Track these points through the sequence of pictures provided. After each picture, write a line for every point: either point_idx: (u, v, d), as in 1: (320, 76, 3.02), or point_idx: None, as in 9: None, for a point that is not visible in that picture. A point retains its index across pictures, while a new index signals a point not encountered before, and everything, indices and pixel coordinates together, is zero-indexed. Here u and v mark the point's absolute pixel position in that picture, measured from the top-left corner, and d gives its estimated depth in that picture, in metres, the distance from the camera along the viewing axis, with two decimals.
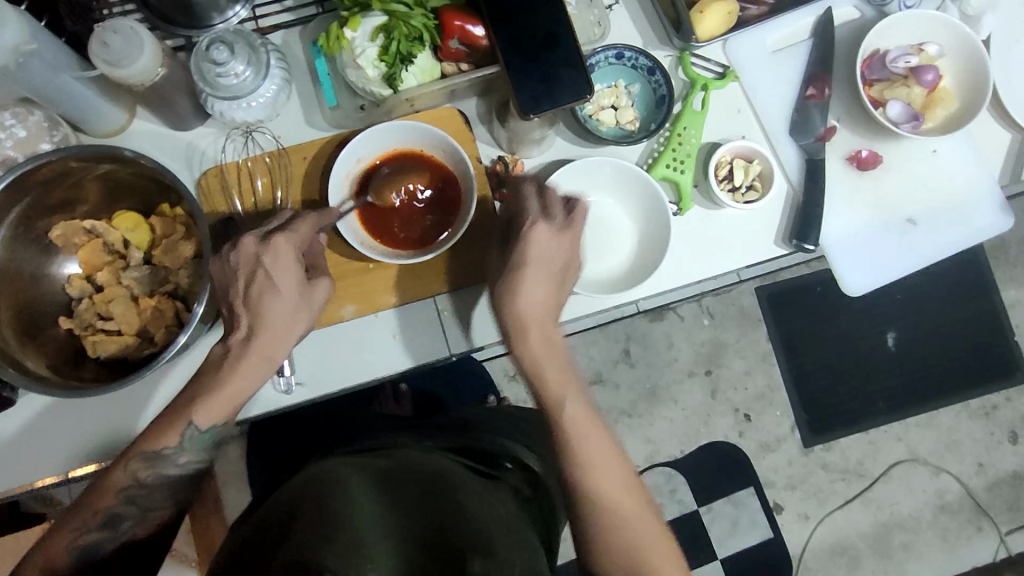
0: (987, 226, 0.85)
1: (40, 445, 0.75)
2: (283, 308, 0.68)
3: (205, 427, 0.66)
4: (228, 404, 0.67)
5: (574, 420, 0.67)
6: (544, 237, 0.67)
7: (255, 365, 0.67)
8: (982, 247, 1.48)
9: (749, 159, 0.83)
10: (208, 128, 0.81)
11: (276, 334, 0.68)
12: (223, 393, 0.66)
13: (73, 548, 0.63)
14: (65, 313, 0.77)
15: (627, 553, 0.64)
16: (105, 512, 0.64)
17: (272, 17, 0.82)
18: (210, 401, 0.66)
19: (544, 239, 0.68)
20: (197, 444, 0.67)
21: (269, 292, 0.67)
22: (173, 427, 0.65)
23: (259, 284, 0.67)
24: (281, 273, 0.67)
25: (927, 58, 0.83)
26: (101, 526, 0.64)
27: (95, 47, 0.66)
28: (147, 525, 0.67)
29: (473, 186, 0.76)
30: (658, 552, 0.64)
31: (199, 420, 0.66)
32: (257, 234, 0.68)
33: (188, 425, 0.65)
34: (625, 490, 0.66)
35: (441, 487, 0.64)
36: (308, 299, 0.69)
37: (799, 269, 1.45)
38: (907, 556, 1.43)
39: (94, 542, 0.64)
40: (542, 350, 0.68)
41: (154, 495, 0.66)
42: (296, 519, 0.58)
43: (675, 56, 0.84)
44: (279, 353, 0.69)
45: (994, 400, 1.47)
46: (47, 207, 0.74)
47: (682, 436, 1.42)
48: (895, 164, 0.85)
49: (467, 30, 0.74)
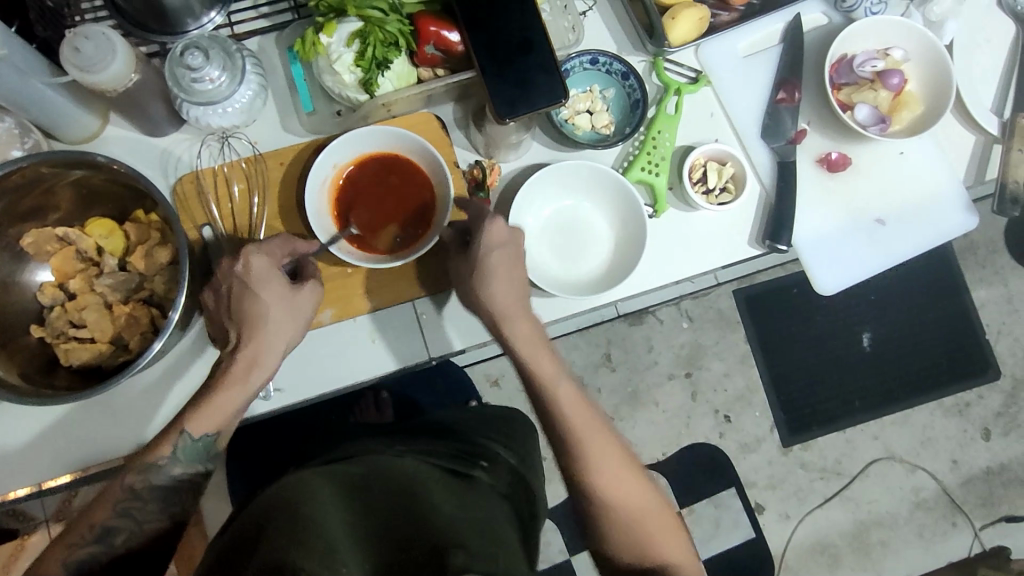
0: (953, 225, 0.88)
1: (13, 454, 0.73)
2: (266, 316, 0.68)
3: (199, 435, 0.65)
4: (222, 413, 0.66)
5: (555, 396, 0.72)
6: (505, 237, 0.72)
7: (240, 373, 0.68)
8: (952, 248, 1.52)
9: (723, 161, 0.84)
10: (182, 134, 0.80)
11: (261, 341, 0.68)
12: (216, 401, 0.67)
13: (68, 562, 0.58)
14: (37, 321, 0.76)
15: (621, 516, 0.69)
16: (100, 524, 0.61)
17: (247, 23, 0.82)
18: (202, 410, 0.66)
19: (508, 235, 0.72)
20: (191, 453, 0.65)
21: (251, 299, 0.68)
22: (166, 438, 0.65)
23: (239, 294, 0.69)
24: (260, 281, 0.69)
25: (893, 62, 0.86)
26: (95, 539, 0.60)
27: (67, 53, 0.66)
28: (143, 542, 0.62)
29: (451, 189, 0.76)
30: (647, 513, 0.69)
31: (190, 428, 0.65)
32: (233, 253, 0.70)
33: (179, 433, 0.65)
34: (619, 457, 0.71)
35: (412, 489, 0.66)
36: (293, 307, 0.70)
37: (776, 272, 1.47)
38: (885, 552, 1.45)
39: (88, 556, 0.59)
40: (523, 340, 0.73)
41: (150, 506, 0.63)
42: (267, 528, 0.59)
43: (648, 62, 0.85)
44: (269, 362, 0.69)
45: (966, 397, 1.50)
46: (18, 214, 0.72)
47: (664, 438, 1.43)
48: (864, 165, 0.87)
49: (443, 35, 0.74)
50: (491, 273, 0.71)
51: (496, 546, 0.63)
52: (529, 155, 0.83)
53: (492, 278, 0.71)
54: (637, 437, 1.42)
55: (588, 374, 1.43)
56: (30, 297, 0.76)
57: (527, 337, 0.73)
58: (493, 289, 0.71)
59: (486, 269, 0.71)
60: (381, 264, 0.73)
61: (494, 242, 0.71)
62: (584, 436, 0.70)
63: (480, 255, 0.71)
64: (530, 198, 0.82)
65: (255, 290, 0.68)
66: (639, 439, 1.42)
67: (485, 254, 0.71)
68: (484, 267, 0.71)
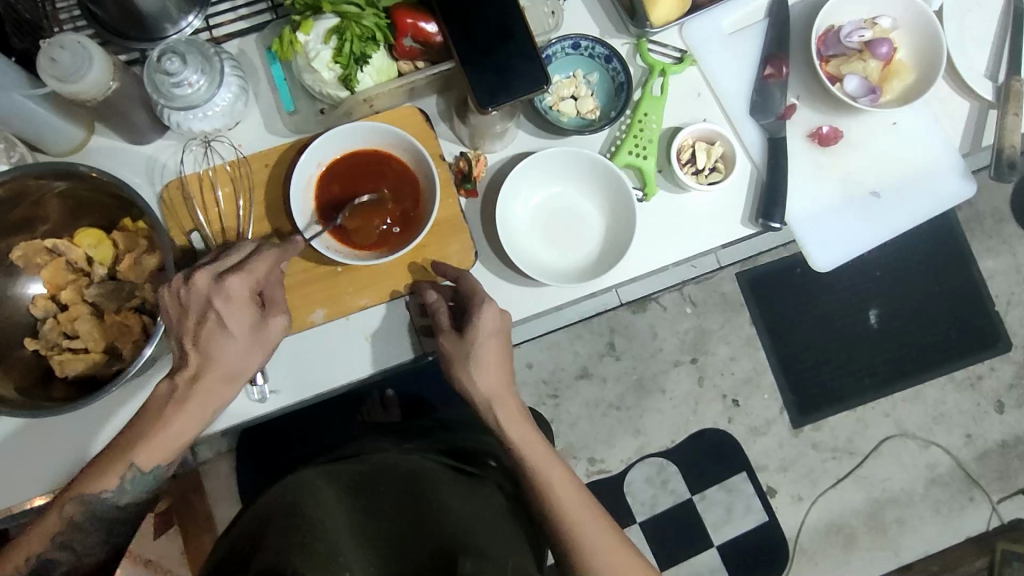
0: (951, 193, 0.86)
1: (16, 468, 0.73)
2: (237, 347, 0.65)
3: (148, 468, 0.63)
4: (170, 444, 0.64)
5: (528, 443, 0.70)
6: (495, 328, 0.71)
7: (199, 403, 0.65)
8: (958, 219, 1.49)
9: (711, 141, 0.83)
10: (167, 140, 0.80)
11: (227, 373, 0.65)
12: (171, 427, 0.64)
13: None
14: (31, 334, 0.76)
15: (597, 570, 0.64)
16: (36, 558, 0.64)
17: (226, 26, 0.82)
18: (149, 444, 0.63)
19: (499, 324, 0.71)
20: (138, 487, 0.64)
21: (220, 336, 0.65)
22: (110, 471, 0.63)
23: (209, 328, 0.64)
24: (232, 314, 0.65)
25: (881, 31, 0.84)
26: (31, 573, 0.64)
27: (43, 64, 0.66)
28: (80, 567, 0.67)
29: (435, 183, 0.75)
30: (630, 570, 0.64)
31: (140, 462, 0.63)
32: (211, 273, 0.65)
33: (127, 467, 0.63)
34: (590, 506, 0.68)
35: (418, 490, 0.68)
36: (263, 335, 0.67)
37: (778, 252, 1.45)
38: (902, 531, 1.43)
39: None
40: (499, 375, 0.71)
41: (88, 540, 0.65)
42: (268, 530, 0.60)
43: (632, 44, 0.84)
44: (229, 392, 0.66)
45: (978, 370, 1.48)
46: (7, 226, 0.73)
47: (672, 426, 1.42)
48: (856, 138, 0.86)
49: (420, 27, 0.74)
50: (480, 364, 0.70)
51: (503, 546, 0.65)
52: (515, 145, 0.82)
53: (483, 370, 0.70)
54: (645, 426, 1.41)
55: (593, 364, 1.42)
56: (24, 309, 0.76)
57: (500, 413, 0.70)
58: (482, 383, 0.70)
59: (477, 361, 0.69)
60: (367, 262, 0.73)
61: (486, 330, 0.70)
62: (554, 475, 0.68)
63: (470, 341, 0.70)
64: (517, 188, 0.81)
65: (223, 320, 0.64)
66: (647, 428, 1.42)
67: (478, 342, 0.70)
68: (474, 358, 0.70)
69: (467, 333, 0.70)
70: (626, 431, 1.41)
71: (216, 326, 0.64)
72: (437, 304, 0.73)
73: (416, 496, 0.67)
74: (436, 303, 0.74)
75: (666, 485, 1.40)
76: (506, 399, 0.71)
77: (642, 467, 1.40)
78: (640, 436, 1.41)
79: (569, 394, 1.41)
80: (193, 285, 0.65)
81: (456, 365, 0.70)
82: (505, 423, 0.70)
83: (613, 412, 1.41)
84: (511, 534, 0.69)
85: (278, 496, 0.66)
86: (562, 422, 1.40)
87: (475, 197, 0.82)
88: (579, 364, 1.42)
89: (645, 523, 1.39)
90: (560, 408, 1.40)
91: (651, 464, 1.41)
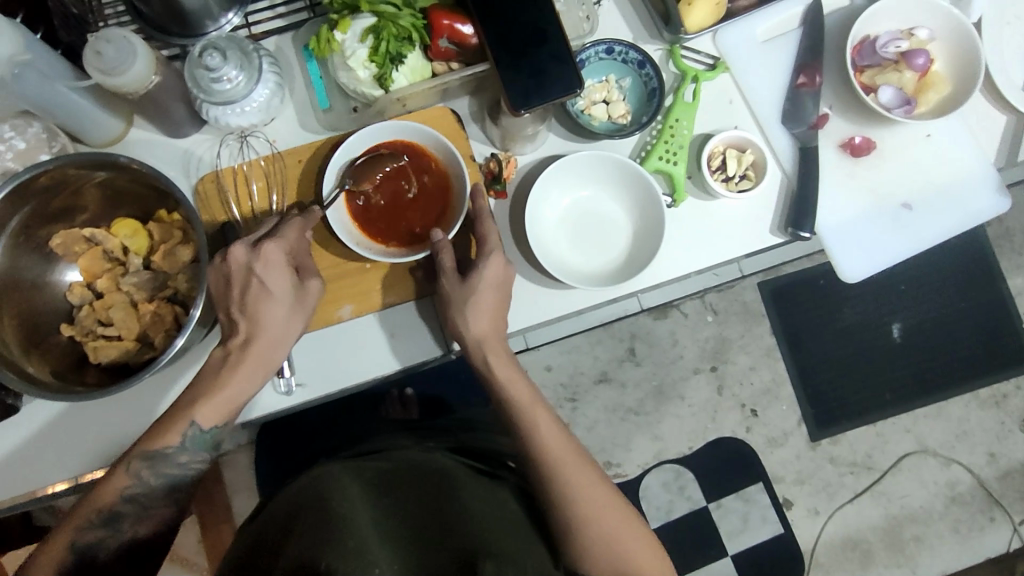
0: (984, 208, 0.85)
1: (50, 452, 0.75)
2: (285, 316, 0.69)
3: (208, 427, 0.67)
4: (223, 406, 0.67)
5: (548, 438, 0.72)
6: (499, 280, 0.73)
7: (249, 371, 0.68)
8: (987, 235, 1.47)
9: (743, 148, 0.83)
10: (204, 134, 0.82)
11: (271, 342, 0.68)
12: (223, 395, 0.67)
13: (77, 543, 0.64)
14: (66, 320, 0.78)
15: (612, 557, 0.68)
16: (107, 510, 0.65)
17: (264, 24, 0.83)
18: (211, 406, 0.67)
19: (502, 277, 0.74)
20: (198, 444, 0.68)
21: (264, 299, 0.68)
22: (173, 428, 0.66)
23: (254, 293, 0.68)
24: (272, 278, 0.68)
25: (917, 42, 0.83)
26: (102, 524, 0.65)
27: (89, 57, 0.67)
28: (148, 523, 0.68)
29: (467, 183, 0.76)
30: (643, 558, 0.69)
31: (200, 420, 0.67)
32: (246, 242, 0.69)
33: (189, 424, 0.66)
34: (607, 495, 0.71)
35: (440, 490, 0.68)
36: (302, 302, 0.70)
37: (802, 263, 1.44)
38: (920, 548, 1.41)
39: (96, 539, 0.65)
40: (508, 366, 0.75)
41: (155, 494, 0.67)
42: (298, 523, 0.61)
43: (665, 50, 0.84)
44: (276, 359, 0.69)
45: (1003, 389, 1.46)
46: (47, 214, 0.74)
47: (689, 433, 1.41)
48: (888, 149, 0.85)
49: (456, 28, 0.74)
50: (478, 307, 0.73)
51: (524, 550, 0.65)
52: (545, 147, 0.83)
53: (477, 313, 0.73)
54: (662, 432, 1.41)
55: (612, 369, 1.42)
56: (61, 296, 0.78)
57: (522, 405, 0.74)
58: (474, 325, 0.73)
59: (474, 306, 0.73)
60: (400, 258, 0.74)
61: (489, 280, 0.73)
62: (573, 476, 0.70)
63: (471, 286, 0.73)
64: (547, 189, 0.82)
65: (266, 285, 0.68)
66: (664, 435, 1.41)
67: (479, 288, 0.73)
68: (472, 302, 0.73)
69: (469, 278, 0.73)
70: (643, 437, 1.40)
71: (258, 285, 0.68)
72: (442, 242, 0.73)
73: (437, 497, 0.67)
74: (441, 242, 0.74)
75: (682, 492, 1.40)
76: (521, 388, 0.74)
77: (658, 473, 1.40)
78: (657, 442, 1.41)
79: (587, 397, 1.41)
80: (232, 257, 0.68)
81: (453, 309, 0.73)
82: (497, 368, 0.74)
83: (631, 418, 1.41)
84: (533, 533, 0.70)
85: (304, 490, 0.66)
86: (579, 426, 1.40)
87: (504, 198, 0.82)
88: (598, 369, 1.42)
89: (660, 530, 1.39)
90: (578, 412, 1.40)
91: (667, 471, 1.40)
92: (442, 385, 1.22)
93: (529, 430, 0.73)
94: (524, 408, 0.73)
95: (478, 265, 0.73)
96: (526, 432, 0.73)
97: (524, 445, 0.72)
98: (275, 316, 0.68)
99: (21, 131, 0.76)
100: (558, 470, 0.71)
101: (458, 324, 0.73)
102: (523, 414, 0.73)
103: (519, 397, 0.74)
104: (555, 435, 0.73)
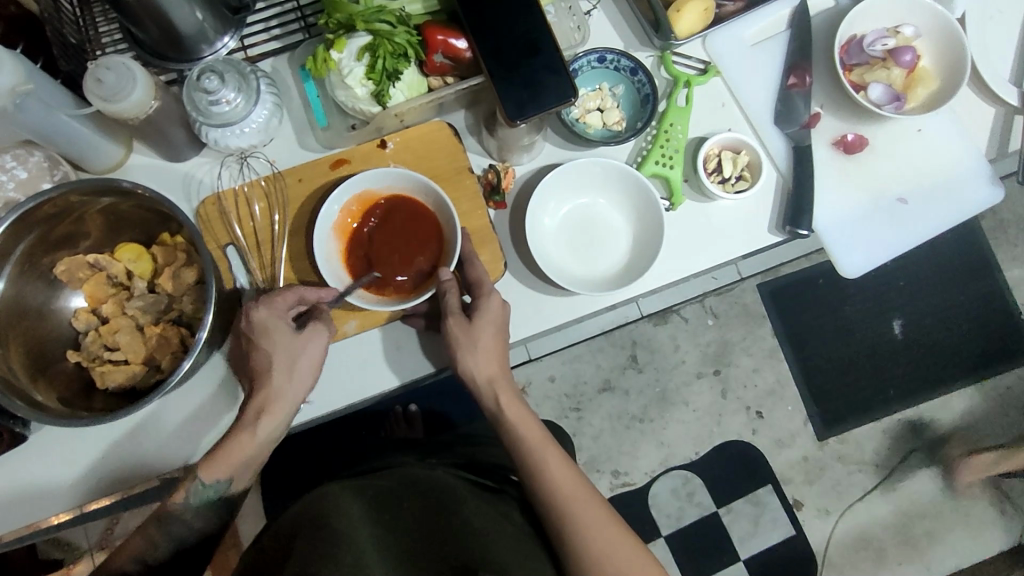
0: (979, 199, 0.86)
1: (54, 483, 0.75)
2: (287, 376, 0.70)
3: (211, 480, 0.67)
4: (233, 463, 0.67)
5: (551, 465, 0.71)
6: (499, 318, 0.73)
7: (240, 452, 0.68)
8: (982, 229, 1.48)
9: (738, 150, 0.84)
10: (203, 157, 0.82)
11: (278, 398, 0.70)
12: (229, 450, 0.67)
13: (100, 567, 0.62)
14: (72, 347, 0.78)
15: None
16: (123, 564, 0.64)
17: (260, 46, 0.84)
18: (213, 459, 0.67)
19: (503, 315, 0.73)
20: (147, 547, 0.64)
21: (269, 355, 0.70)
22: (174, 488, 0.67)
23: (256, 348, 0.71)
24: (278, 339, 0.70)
25: (904, 40, 0.85)
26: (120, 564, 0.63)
27: (89, 84, 0.68)
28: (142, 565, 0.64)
29: (454, 215, 0.76)
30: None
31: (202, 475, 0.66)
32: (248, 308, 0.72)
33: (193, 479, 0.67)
34: (610, 522, 0.69)
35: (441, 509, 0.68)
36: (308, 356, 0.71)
37: (799, 263, 1.45)
38: (932, 544, 1.41)
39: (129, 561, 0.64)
40: (507, 400, 0.74)
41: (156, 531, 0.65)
42: (296, 540, 0.60)
43: (657, 56, 0.86)
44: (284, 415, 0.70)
45: (1007, 380, 1.46)
46: (50, 243, 0.75)
47: (695, 437, 1.41)
48: (882, 145, 0.87)
49: (450, 43, 0.76)
50: (483, 348, 0.72)
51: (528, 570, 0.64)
52: (542, 157, 0.84)
53: (483, 353, 0.72)
54: (668, 438, 1.41)
55: (615, 377, 1.42)
56: (67, 322, 0.78)
57: (532, 448, 0.72)
58: (481, 363, 0.72)
59: (481, 345, 0.72)
60: (395, 306, 0.74)
61: (491, 318, 0.72)
62: (575, 509, 0.69)
63: (476, 326, 0.72)
64: (546, 199, 0.82)
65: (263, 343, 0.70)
66: (671, 440, 1.41)
67: (478, 325, 0.72)
68: (480, 343, 0.72)
69: (475, 318, 0.72)
70: (650, 443, 1.40)
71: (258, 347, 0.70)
72: (447, 281, 0.73)
73: (438, 517, 0.67)
74: (447, 281, 0.73)
75: (690, 498, 1.40)
76: (528, 425, 0.73)
77: (666, 479, 1.40)
78: (663, 449, 1.40)
79: (591, 406, 1.40)
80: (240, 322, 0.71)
81: (460, 348, 0.72)
82: (507, 408, 0.73)
83: (635, 425, 1.41)
84: (544, 560, 0.69)
85: (306, 507, 0.65)
86: (584, 435, 1.40)
87: (504, 208, 0.83)
88: (601, 377, 1.42)
89: (670, 537, 1.39)
90: (583, 421, 1.40)
91: (674, 477, 1.40)
92: (445, 402, 1.24)
93: (538, 468, 0.71)
94: (531, 446, 0.72)
95: (479, 305, 0.73)
96: (536, 473, 0.71)
97: (533, 489, 0.71)
98: (278, 376, 0.70)
99: (23, 161, 0.77)
100: (567, 499, 0.69)
101: (466, 364, 0.73)
102: (532, 451, 0.71)
103: (525, 429, 0.72)
104: (568, 480, 0.70)
